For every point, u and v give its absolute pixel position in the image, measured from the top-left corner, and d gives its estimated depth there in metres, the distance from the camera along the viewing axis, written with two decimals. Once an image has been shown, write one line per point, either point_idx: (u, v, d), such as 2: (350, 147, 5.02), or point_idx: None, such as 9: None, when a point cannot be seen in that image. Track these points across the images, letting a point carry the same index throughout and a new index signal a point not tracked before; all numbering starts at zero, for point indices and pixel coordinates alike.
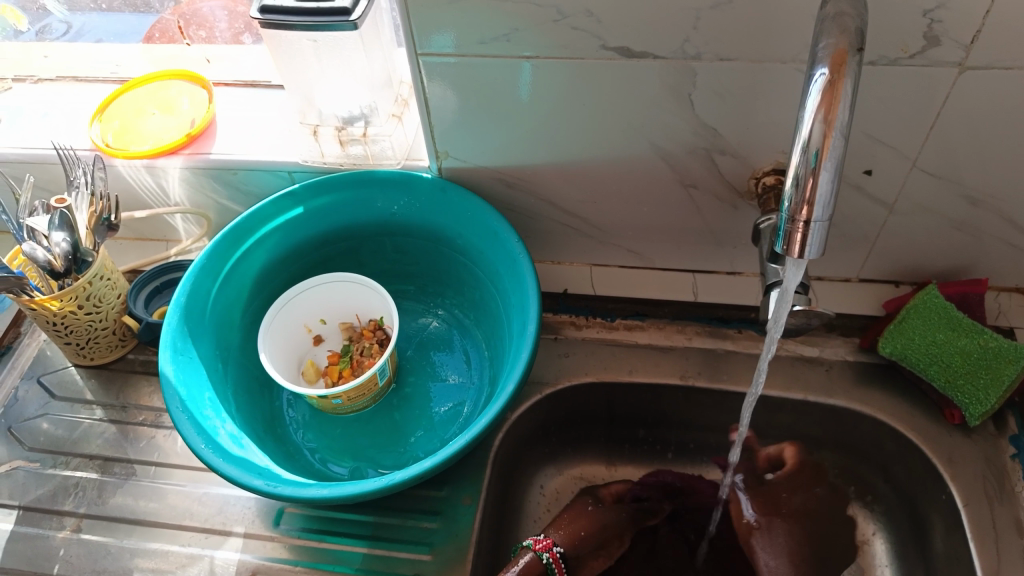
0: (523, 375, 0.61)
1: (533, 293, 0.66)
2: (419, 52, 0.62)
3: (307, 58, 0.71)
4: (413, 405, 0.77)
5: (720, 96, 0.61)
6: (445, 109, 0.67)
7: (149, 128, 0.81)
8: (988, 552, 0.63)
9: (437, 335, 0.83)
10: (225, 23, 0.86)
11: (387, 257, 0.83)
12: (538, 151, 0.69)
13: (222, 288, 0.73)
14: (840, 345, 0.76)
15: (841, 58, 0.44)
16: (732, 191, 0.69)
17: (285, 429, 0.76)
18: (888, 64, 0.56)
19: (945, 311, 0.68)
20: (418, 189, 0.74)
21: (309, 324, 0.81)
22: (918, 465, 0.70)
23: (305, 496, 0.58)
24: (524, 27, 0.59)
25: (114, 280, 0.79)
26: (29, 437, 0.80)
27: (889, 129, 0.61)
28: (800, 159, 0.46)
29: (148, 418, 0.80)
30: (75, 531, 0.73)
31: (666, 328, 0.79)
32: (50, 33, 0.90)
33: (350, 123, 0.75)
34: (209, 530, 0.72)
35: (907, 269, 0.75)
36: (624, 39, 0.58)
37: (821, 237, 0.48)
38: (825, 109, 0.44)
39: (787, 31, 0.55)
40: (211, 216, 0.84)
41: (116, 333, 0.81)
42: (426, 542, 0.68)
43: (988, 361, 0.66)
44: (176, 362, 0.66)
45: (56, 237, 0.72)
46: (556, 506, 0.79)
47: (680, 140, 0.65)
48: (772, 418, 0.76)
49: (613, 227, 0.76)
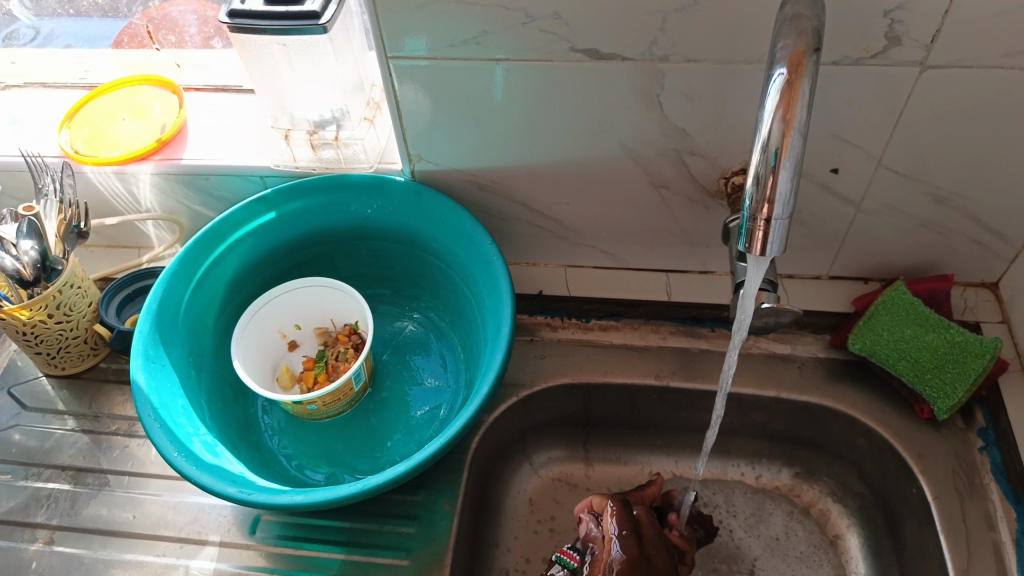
0: (498, 377, 0.62)
1: (507, 295, 0.66)
2: (389, 55, 0.62)
3: (278, 63, 0.71)
4: (390, 409, 0.77)
5: (688, 97, 0.61)
6: (417, 112, 0.67)
7: (120, 134, 0.81)
8: (956, 544, 0.64)
9: (412, 338, 0.83)
10: (195, 27, 0.86)
11: (362, 261, 0.83)
12: (510, 154, 0.70)
13: (194, 294, 0.73)
14: (812, 343, 0.77)
15: (798, 59, 0.45)
16: (703, 191, 0.70)
17: (260, 435, 0.76)
18: (851, 64, 0.57)
19: (912, 307, 0.69)
20: (391, 193, 0.74)
21: (284, 329, 0.80)
22: (890, 459, 0.71)
23: (279, 503, 0.58)
24: (493, 30, 0.59)
25: (85, 287, 0.78)
26: (0, 448, 0.79)
27: (854, 128, 0.62)
28: (760, 158, 0.47)
29: (121, 428, 0.79)
30: (47, 543, 0.72)
31: (641, 328, 0.79)
32: (17, 39, 0.88)
33: (322, 127, 0.75)
34: (185, 539, 0.71)
35: (876, 267, 0.76)
36: (593, 40, 0.59)
37: (781, 236, 0.49)
38: (784, 108, 0.45)
39: (752, 31, 0.56)
40: (183, 222, 0.84)
41: (88, 342, 0.80)
42: (403, 547, 0.68)
43: (955, 356, 0.67)
44: (148, 370, 0.66)
45: (25, 245, 0.71)
46: (535, 508, 0.79)
47: (650, 140, 0.66)
48: (746, 416, 0.77)
49: (587, 228, 0.77)
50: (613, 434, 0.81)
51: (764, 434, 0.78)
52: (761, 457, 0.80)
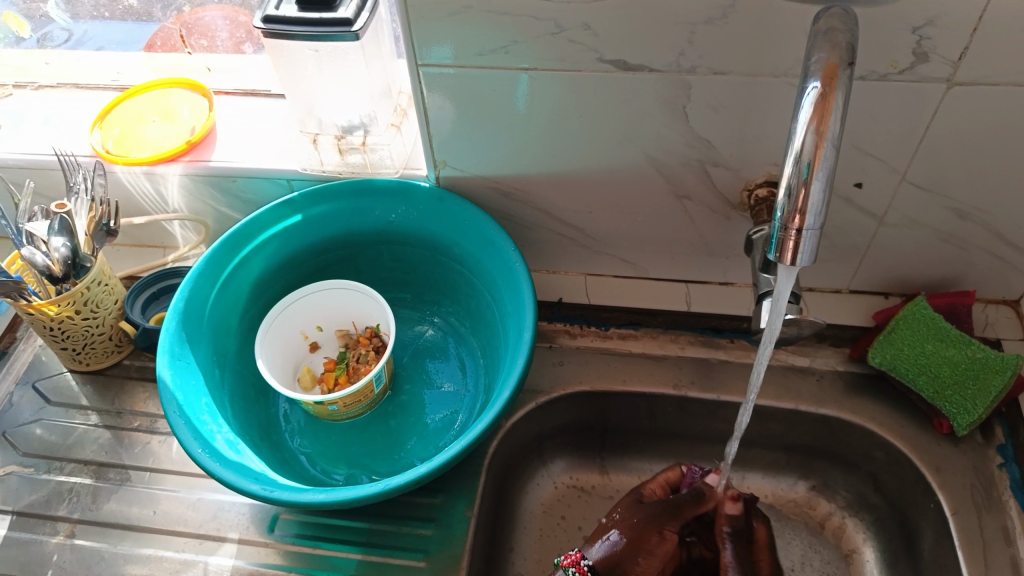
0: (520, 382, 0.62)
1: (528, 302, 0.67)
2: (419, 63, 0.63)
3: (309, 68, 0.72)
4: (409, 413, 0.78)
5: (714, 108, 0.62)
6: (443, 119, 0.68)
7: (149, 136, 0.82)
8: (974, 558, 0.64)
9: (432, 344, 0.83)
10: (226, 31, 0.86)
11: (384, 266, 0.84)
12: (535, 161, 0.70)
13: (219, 294, 0.74)
14: (830, 355, 0.77)
15: (832, 71, 0.46)
16: (725, 203, 0.70)
17: (280, 435, 0.76)
18: (877, 79, 0.58)
19: (932, 322, 0.69)
20: (416, 199, 0.75)
21: (305, 331, 0.81)
22: (908, 474, 0.71)
23: (302, 500, 0.59)
24: (522, 39, 0.60)
25: (112, 285, 0.79)
26: (23, 442, 0.80)
27: (878, 142, 0.63)
28: (792, 169, 0.47)
29: (143, 424, 0.81)
30: (69, 537, 0.73)
31: (660, 337, 0.80)
32: (51, 41, 0.90)
33: (350, 132, 0.76)
34: (204, 535, 0.72)
35: (896, 281, 0.77)
36: (621, 52, 0.59)
37: (812, 247, 0.49)
38: (817, 120, 0.46)
39: (779, 46, 0.57)
40: (209, 223, 0.85)
41: (113, 339, 0.82)
42: (420, 549, 0.68)
43: (976, 371, 0.67)
44: (173, 367, 0.67)
45: (55, 242, 0.73)
46: (550, 515, 0.79)
47: (674, 151, 0.67)
48: (764, 427, 0.77)
49: (609, 237, 0.77)
50: (630, 444, 0.81)
51: (780, 446, 0.78)
52: (778, 469, 0.80)
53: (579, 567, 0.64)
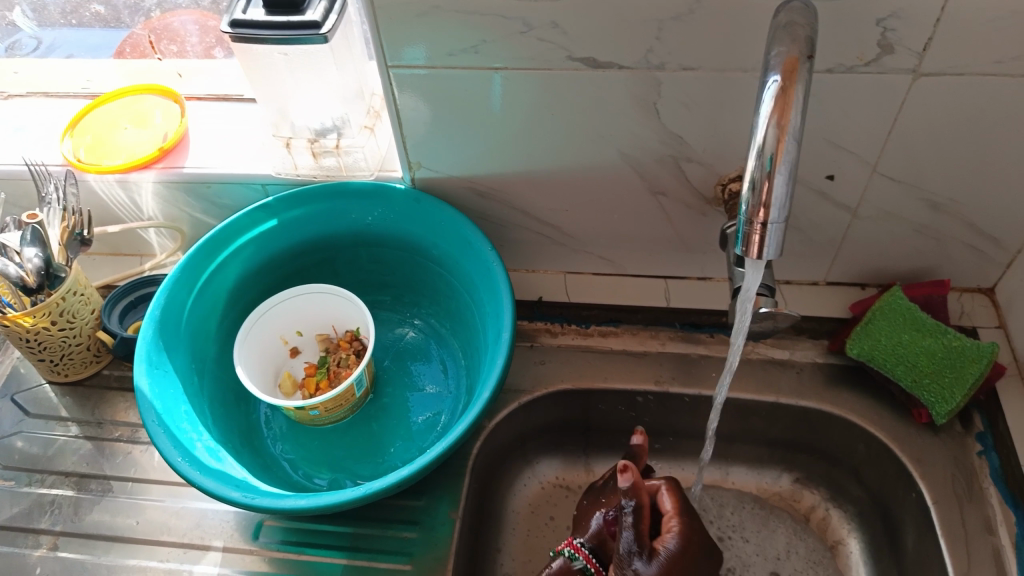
0: (499, 382, 0.62)
1: (507, 302, 0.67)
2: (389, 64, 0.63)
3: (280, 72, 0.72)
4: (391, 415, 0.77)
5: (686, 104, 0.62)
6: (416, 120, 0.68)
7: (122, 142, 0.81)
8: (956, 546, 0.64)
9: (413, 346, 0.83)
10: (196, 37, 0.86)
11: (364, 268, 0.83)
12: (509, 161, 0.70)
13: (197, 300, 0.73)
14: (809, 348, 0.77)
15: (792, 66, 0.46)
16: (701, 198, 0.71)
17: (262, 441, 0.76)
18: (845, 72, 0.58)
19: (908, 312, 0.70)
20: (392, 200, 0.75)
21: (285, 336, 0.81)
22: (889, 465, 0.71)
23: (282, 507, 0.58)
24: (491, 38, 0.60)
25: (88, 295, 0.79)
26: (4, 455, 0.79)
27: (850, 135, 0.63)
28: (755, 162, 0.48)
29: (124, 434, 0.80)
30: (51, 549, 0.72)
31: (639, 334, 0.80)
32: (21, 49, 0.90)
33: (323, 135, 0.76)
34: (188, 544, 0.71)
35: (873, 272, 0.77)
36: (590, 49, 0.59)
37: (778, 239, 0.49)
38: (778, 114, 0.46)
39: (746, 41, 0.57)
40: (185, 230, 0.84)
41: (91, 349, 0.81)
42: (405, 552, 0.68)
43: (953, 360, 0.68)
44: (151, 375, 0.66)
45: (28, 253, 0.72)
46: (536, 514, 0.79)
47: (647, 148, 0.66)
48: (746, 421, 0.77)
49: (587, 235, 0.77)
50: (614, 440, 0.81)
51: (763, 440, 0.78)
52: (762, 462, 0.80)
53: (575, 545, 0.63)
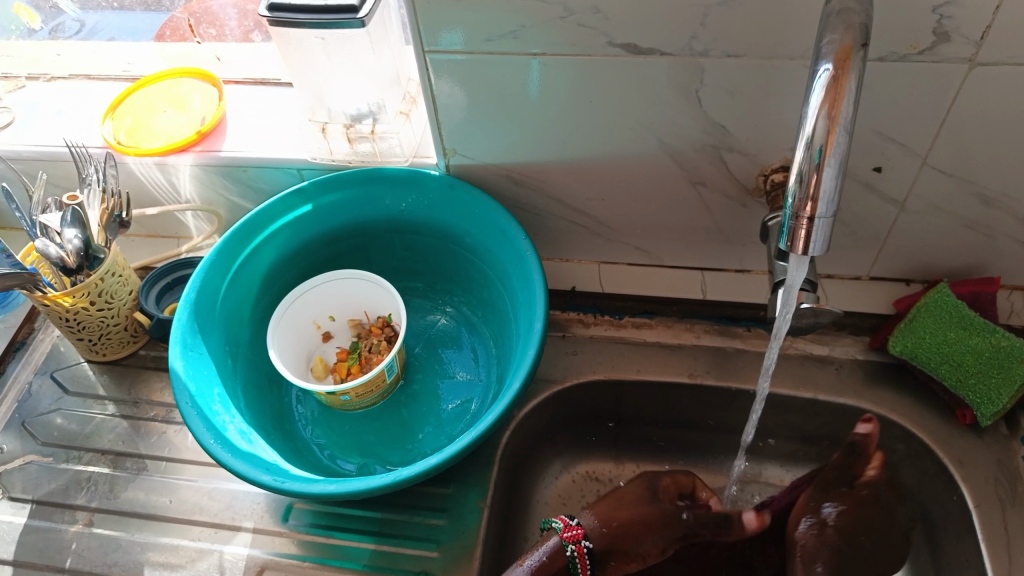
0: (530, 373, 0.61)
1: (540, 292, 0.66)
2: (426, 49, 0.62)
3: (316, 56, 0.71)
4: (421, 402, 0.77)
5: (728, 92, 0.60)
6: (453, 106, 0.67)
7: (161, 126, 0.82)
8: (996, 551, 0.62)
9: (445, 333, 0.83)
10: (235, 21, 0.86)
11: (396, 255, 0.83)
12: (546, 149, 0.69)
13: (231, 285, 0.74)
14: (850, 345, 0.76)
15: (845, 54, 0.44)
16: (741, 189, 0.69)
17: (294, 425, 0.76)
18: (898, 60, 0.56)
19: (957, 310, 0.67)
20: (426, 187, 0.74)
21: (318, 320, 0.81)
22: (929, 466, 0.69)
23: (312, 492, 0.59)
24: (531, 23, 0.59)
25: (126, 276, 0.79)
26: (43, 431, 0.81)
27: (899, 125, 0.61)
28: (804, 155, 0.46)
29: (159, 414, 0.81)
30: (86, 525, 0.74)
31: (674, 326, 0.79)
32: (63, 31, 0.91)
33: (359, 121, 0.76)
34: (219, 524, 0.72)
35: (919, 268, 0.75)
36: (631, 35, 0.58)
37: (825, 234, 0.48)
38: (829, 105, 0.44)
39: (794, 28, 0.55)
40: (222, 213, 0.85)
41: (128, 330, 0.82)
42: (432, 539, 0.68)
43: (999, 361, 0.65)
44: (186, 357, 0.67)
45: (69, 234, 0.73)
46: (564, 505, 0.78)
47: (687, 136, 0.65)
48: (781, 417, 0.76)
49: (623, 225, 0.76)
50: (646, 433, 0.80)
51: (798, 436, 0.77)
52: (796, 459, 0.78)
53: (579, 547, 0.63)
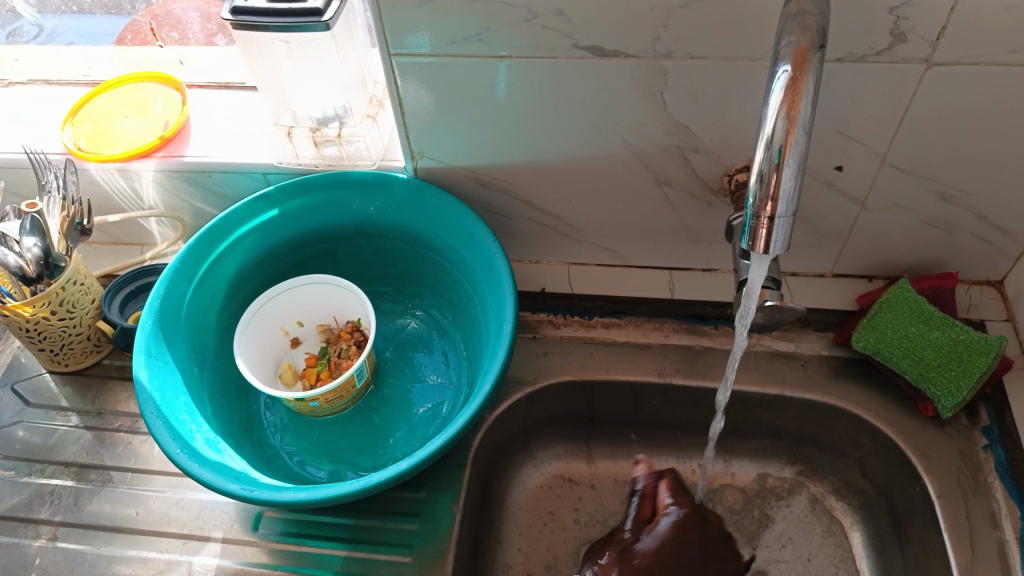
0: (500, 375, 0.61)
1: (509, 293, 0.66)
2: (392, 52, 0.62)
3: (280, 60, 0.71)
4: (392, 407, 0.77)
5: (692, 93, 0.61)
6: (420, 109, 0.67)
7: (122, 132, 0.81)
8: (961, 542, 0.64)
9: (415, 336, 0.83)
10: (198, 24, 0.86)
11: (365, 259, 0.83)
12: (513, 151, 0.70)
13: (196, 291, 0.73)
14: (815, 340, 0.77)
15: (803, 55, 0.45)
16: (706, 189, 0.70)
17: (262, 432, 0.76)
18: (856, 61, 0.57)
19: (916, 305, 0.69)
20: (393, 190, 0.74)
21: (286, 326, 0.80)
22: (894, 458, 0.70)
23: (281, 500, 0.58)
24: (495, 26, 0.59)
25: (88, 284, 0.78)
26: (4, 444, 0.79)
27: (859, 125, 0.62)
28: (764, 154, 0.47)
29: (124, 425, 0.80)
30: (51, 539, 0.72)
31: (644, 326, 0.79)
32: (22, 36, 0.89)
33: (325, 124, 0.75)
34: (188, 535, 0.71)
35: (880, 264, 0.76)
36: (596, 37, 0.58)
37: (785, 233, 0.49)
38: (787, 105, 0.45)
39: (754, 30, 0.56)
40: (186, 220, 0.84)
41: (91, 339, 0.81)
42: (406, 544, 0.68)
43: (959, 353, 0.67)
44: (150, 366, 0.66)
45: (28, 242, 0.71)
46: (537, 504, 0.79)
47: (653, 138, 0.66)
48: (749, 414, 0.77)
49: (590, 226, 0.77)
50: (617, 431, 0.81)
51: (767, 432, 0.78)
52: (765, 455, 0.80)
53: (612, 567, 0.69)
